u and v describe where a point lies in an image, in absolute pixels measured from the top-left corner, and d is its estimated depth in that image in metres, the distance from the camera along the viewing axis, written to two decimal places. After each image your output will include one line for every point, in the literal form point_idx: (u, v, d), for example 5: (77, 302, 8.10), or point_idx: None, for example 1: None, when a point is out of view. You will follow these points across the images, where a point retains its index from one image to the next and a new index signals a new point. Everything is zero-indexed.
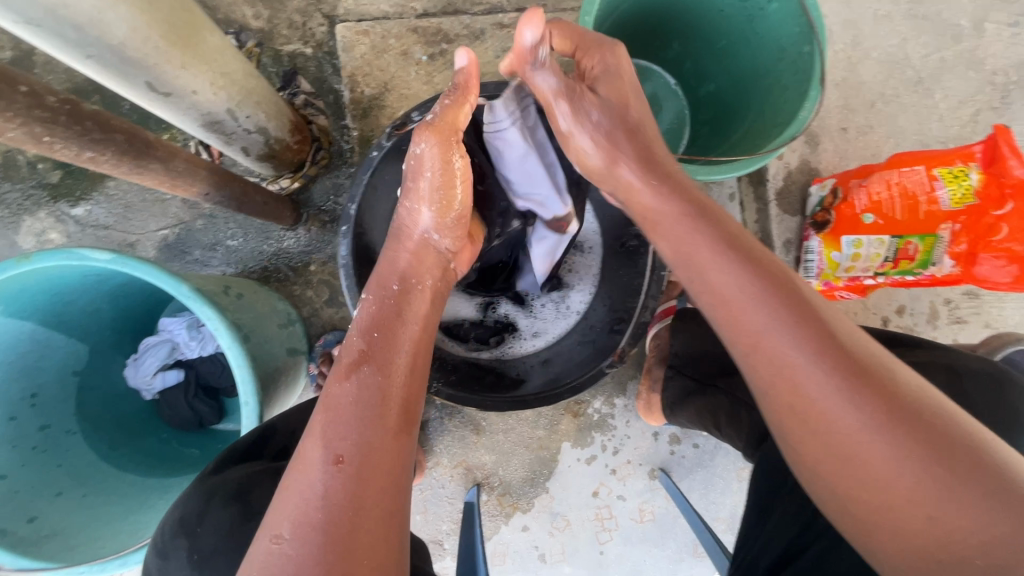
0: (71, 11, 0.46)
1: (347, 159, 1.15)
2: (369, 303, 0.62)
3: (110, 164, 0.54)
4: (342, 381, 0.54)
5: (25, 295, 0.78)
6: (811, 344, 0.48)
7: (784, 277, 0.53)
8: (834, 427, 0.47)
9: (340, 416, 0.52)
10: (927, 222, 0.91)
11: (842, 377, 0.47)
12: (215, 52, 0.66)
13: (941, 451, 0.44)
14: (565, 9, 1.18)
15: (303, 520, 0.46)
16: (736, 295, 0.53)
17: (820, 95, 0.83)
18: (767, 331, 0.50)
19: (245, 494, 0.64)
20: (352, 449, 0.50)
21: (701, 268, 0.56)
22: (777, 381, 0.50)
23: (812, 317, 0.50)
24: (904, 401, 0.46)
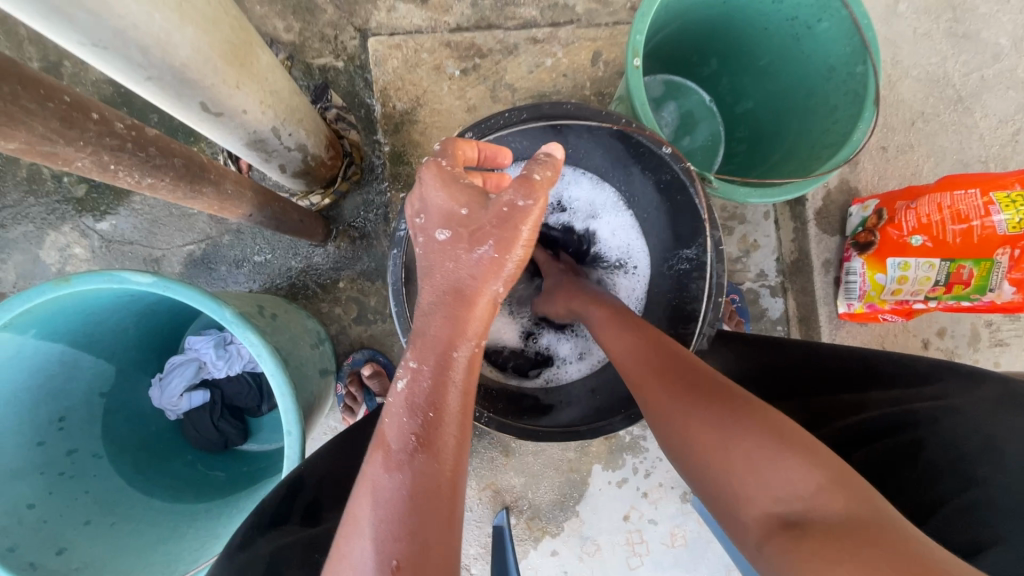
0: (139, 33, 0.44)
1: (377, 174, 1.13)
2: (415, 377, 0.52)
3: (168, 190, 0.52)
4: (389, 473, 0.48)
5: (59, 317, 0.75)
6: (658, 368, 0.63)
7: (659, 338, 0.69)
8: (683, 425, 0.57)
9: (393, 516, 0.47)
10: (982, 246, 0.88)
11: (676, 387, 0.60)
12: (265, 71, 0.64)
13: (759, 431, 0.52)
14: (599, 24, 1.16)
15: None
16: (607, 339, 0.72)
17: (875, 117, 0.81)
18: (631, 362, 0.67)
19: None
20: (408, 554, 0.45)
21: (593, 328, 0.76)
22: (646, 401, 0.63)
23: (667, 352, 0.65)
24: (736, 401, 0.56)
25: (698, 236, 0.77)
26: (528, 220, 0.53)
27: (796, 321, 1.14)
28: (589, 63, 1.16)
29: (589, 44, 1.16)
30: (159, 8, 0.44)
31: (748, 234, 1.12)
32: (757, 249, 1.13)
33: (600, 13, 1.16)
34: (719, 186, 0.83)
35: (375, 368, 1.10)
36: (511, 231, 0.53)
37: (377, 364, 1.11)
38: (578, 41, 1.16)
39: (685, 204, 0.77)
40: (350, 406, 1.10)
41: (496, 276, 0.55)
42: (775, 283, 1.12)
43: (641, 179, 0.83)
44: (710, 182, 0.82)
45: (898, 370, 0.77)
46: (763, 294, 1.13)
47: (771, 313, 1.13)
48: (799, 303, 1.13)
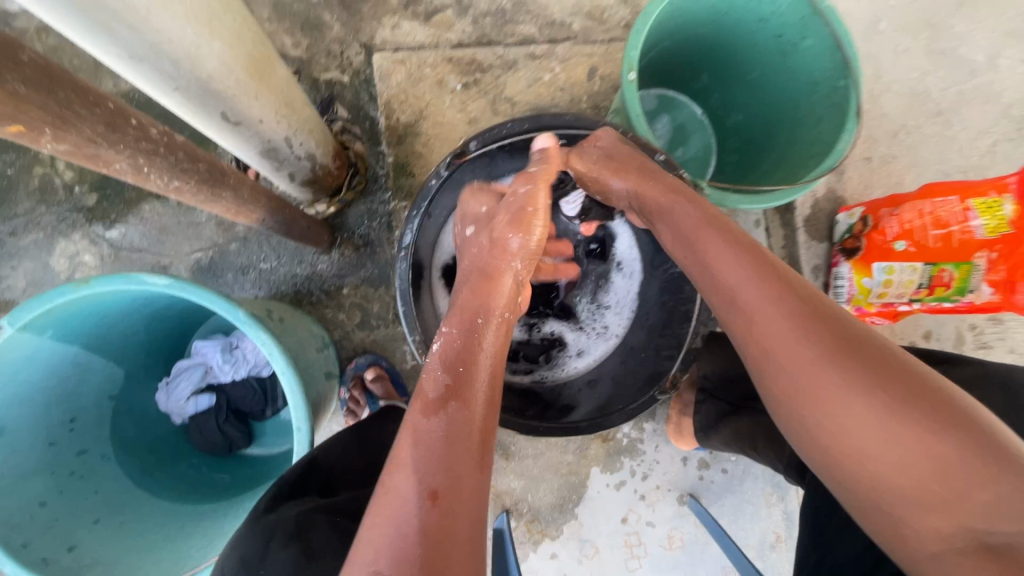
0: (173, 47, 0.47)
1: (381, 184, 1.17)
2: (451, 338, 0.64)
3: (192, 193, 0.55)
4: (428, 415, 0.54)
5: (75, 319, 0.77)
6: (790, 313, 0.55)
7: (783, 271, 0.59)
8: (821, 388, 0.51)
9: (432, 449, 0.51)
10: (961, 249, 0.92)
11: (851, 373, 0.50)
12: (281, 83, 0.68)
13: (918, 406, 0.48)
14: (595, 41, 1.21)
15: (404, 556, 0.45)
16: (740, 287, 0.59)
17: (857, 128, 0.86)
18: (751, 306, 0.58)
19: (304, 532, 0.61)
20: (446, 484, 0.49)
21: (714, 257, 0.62)
22: (768, 352, 0.56)
23: (797, 293, 0.57)
24: (888, 365, 0.50)
25: None
26: (536, 201, 0.74)
27: None
28: (585, 77, 1.21)
29: (585, 60, 1.21)
30: (192, 23, 0.47)
31: None
32: None
33: (595, 31, 1.21)
34: (712, 193, 0.87)
35: (379, 372, 1.12)
36: (524, 213, 0.74)
37: (381, 369, 1.14)
38: (574, 57, 1.21)
39: None
40: (354, 409, 1.12)
41: (517, 251, 0.73)
42: None
43: None
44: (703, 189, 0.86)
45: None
46: None
47: None
48: None
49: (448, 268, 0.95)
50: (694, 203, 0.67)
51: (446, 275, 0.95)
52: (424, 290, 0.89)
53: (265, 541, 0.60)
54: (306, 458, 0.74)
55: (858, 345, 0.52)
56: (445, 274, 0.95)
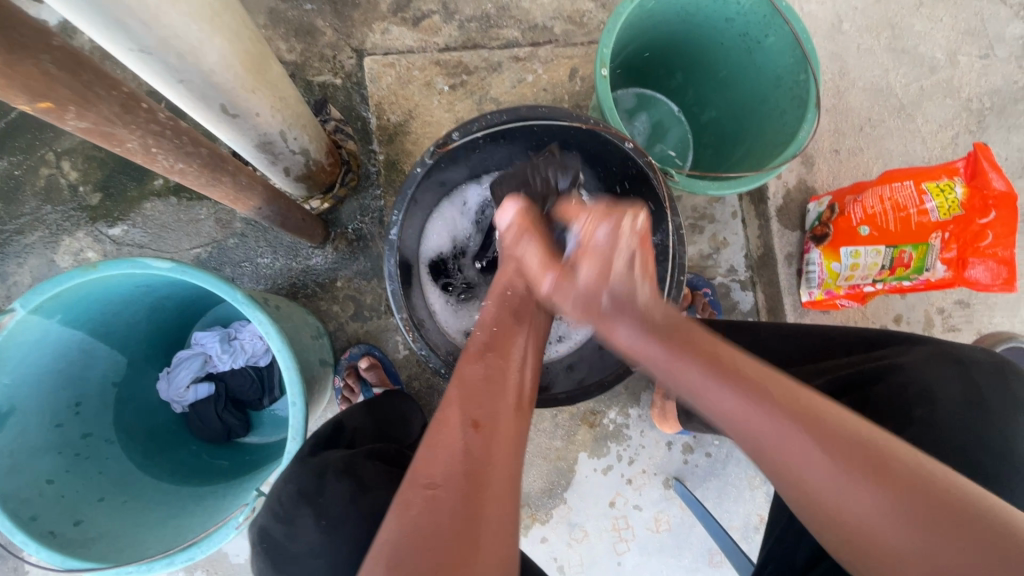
0: (179, 42, 0.53)
1: (373, 181, 1.22)
2: (489, 308, 0.69)
3: (193, 176, 0.60)
4: (472, 363, 0.61)
5: (81, 304, 0.82)
6: (781, 428, 0.50)
7: (777, 387, 0.52)
8: (829, 500, 0.48)
9: (475, 387, 0.58)
10: (919, 232, 0.97)
11: (875, 502, 0.46)
12: (276, 79, 0.73)
13: (921, 505, 0.45)
14: (575, 44, 1.28)
15: (452, 469, 0.50)
16: (728, 414, 0.53)
17: (816, 118, 0.91)
18: (767, 435, 0.51)
19: (354, 469, 0.66)
20: (488, 416, 0.55)
21: (681, 379, 0.56)
22: (771, 463, 0.51)
23: (775, 400, 0.51)
24: (883, 464, 0.47)
25: (662, 222, 0.85)
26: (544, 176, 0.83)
27: (764, 311, 1.23)
28: (567, 78, 1.27)
29: (567, 62, 1.27)
30: (197, 20, 0.53)
31: (717, 231, 1.22)
32: (726, 245, 1.22)
33: (576, 34, 1.28)
34: (682, 180, 0.92)
35: (372, 361, 1.16)
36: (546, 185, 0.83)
37: (374, 358, 1.18)
38: (556, 59, 1.27)
39: (649, 193, 0.86)
40: (349, 397, 1.17)
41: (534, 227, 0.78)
42: (745, 277, 1.23)
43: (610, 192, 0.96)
44: (673, 177, 0.91)
45: (848, 340, 0.81)
46: (733, 287, 1.22)
47: (741, 305, 1.23)
48: (766, 294, 1.22)
49: (435, 264, 1.00)
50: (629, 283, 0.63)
51: (434, 271, 1.00)
52: (415, 280, 0.93)
53: (319, 476, 0.65)
54: (331, 421, 0.76)
55: (872, 466, 0.47)
56: (433, 270, 1.00)
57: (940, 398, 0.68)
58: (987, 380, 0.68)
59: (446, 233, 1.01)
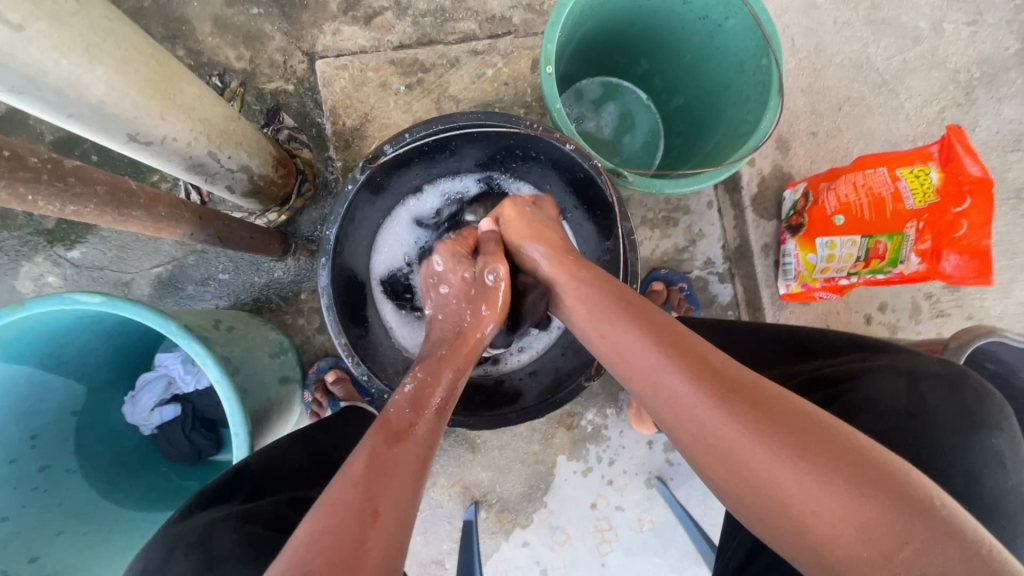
0: (50, 78, 0.50)
1: (332, 189, 1.19)
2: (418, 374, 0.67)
3: (95, 215, 0.58)
4: (389, 445, 0.55)
5: (22, 340, 0.81)
6: (711, 393, 0.52)
7: (686, 343, 0.58)
8: (726, 440, 0.50)
9: (380, 471, 0.52)
10: (894, 220, 0.93)
11: (766, 440, 0.48)
12: (191, 100, 0.69)
13: (835, 461, 0.46)
14: (536, 33, 1.22)
15: (335, 560, 0.45)
16: (645, 359, 0.59)
17: (779, 106, 0.86)
18: (662, 372, 0.56)
19: (206, 540, 0.61)
20: (388, 503, 0.50)
21: (613, 334, 0.63)
22: (708, 438, 0.52)
23: (697, 355, 0.57)
24: (782, 411, 0.50)
25: (612, 227, 0.84)
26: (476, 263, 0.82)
27: (744, 305, 1.18)
28: (528, 70, 1.22)
29: (528, 53, 1.22)
30: (66, 54, 0.50)
31: (692, 224, 1.16)
32: (702, 237, 1.17)
33: (536, 23, 1.22)
34: (636, 180, 0.86)
35: (339, 375, 1.14)
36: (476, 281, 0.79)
37: (342, 371, 1.16)
38: (517, 51, 1.21)
39: (600, 197, 0.83)
40: (316, 412, 1.14)
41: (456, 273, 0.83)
42: (723, 269, 1.18)
43: (558, 183, 0.92)
44: (625, 177, 0.86)
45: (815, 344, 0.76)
46: (710, 280, 1.17)
47: (720, 298, 1.17)
48: (745, 287, 1.17)
49: (388, 280, 0.97)
50: (610, 288, 0.68)
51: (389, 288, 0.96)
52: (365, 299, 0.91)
53: (167, 550, 0.61)
54: (233, 466, 0.74)
55: (761, 406, 0.50)
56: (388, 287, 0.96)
57: (882, 411, 0.64)
58: (935, 394, 0.63)
59: (398, 247, 0.98)
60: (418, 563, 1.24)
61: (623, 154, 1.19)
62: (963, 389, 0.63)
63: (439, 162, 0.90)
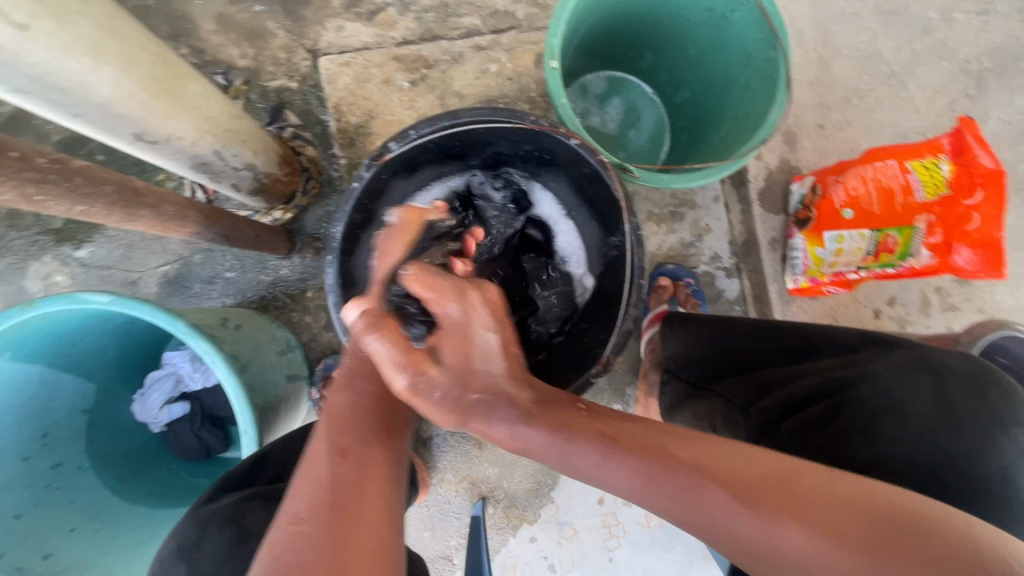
0: (57, 78, 0.50)
1: (337, 187, 1.19)
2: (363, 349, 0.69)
3: (101, 214, 0.58)
4: (335, 392, 0.61)
5: (33, 339, 0.82)
6: (703, 486, 0.48)
7: (648, 446, 0.53)
8: (743, 536, 0.46)
9: (340, 420, 0.56)
10: (904, 213, 0.93)
11: (787, 525, 0.44)
12: (197, 99, 0.69)
13: (859, 531, 0.42)
14: (540, 28, 1.21)
15: (318, 499, 0.48)
16: (621, 473, 0.53)
17: (787, 99, 0.85)
18: (648, 482, 0.51)
19: (239, 517, 0.66)
20: (354, 443, 0.54)
21: (575, 450, 0.56)
22: (734, 543, 0.47)
23: (673, 457, 0.51)
24: (783, 492, 0.46)
25: (618, 223, 0.83)
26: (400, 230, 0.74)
27: (751, 300, 1.17)
28: (533, 65, 1.21)
29: (532, 48, 1.21)
30: (72, 53, 0.50)
31: (699, 218, 1.16)
32: (709, 232, 1.16)
33: (540, 17, 1.21)
34: (641, 175, 0.86)
35: None
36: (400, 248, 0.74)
37: None
38: (521, 46, 1.21)
39: (606, 192, 0.82)
40: (324, 407, 1.16)
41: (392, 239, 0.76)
42: (729, 264, 1.16)
43: (560, 187, 0.95)
44: (631, 172, 0.86)
45: (825, 343, 0.75)
46: (717, 275, 1.16)
47: (727, 293, 1.16)
48: (752, 282, 1.16)
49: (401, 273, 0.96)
50: (533, 396, 0.61)
51: None
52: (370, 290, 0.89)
53: (199, 530, 0.65)
54: (255, 454, 0.77)
55: (759, 491, 0.46)
56: None
57: (914, 416, 0.65)
58: (960, 390, 0.65)
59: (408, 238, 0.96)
60: (426, 558, 1.24)
61: (628, 149, 1.18)
62: (987, 386, 0.65)
63: (444, 158, 0.90)
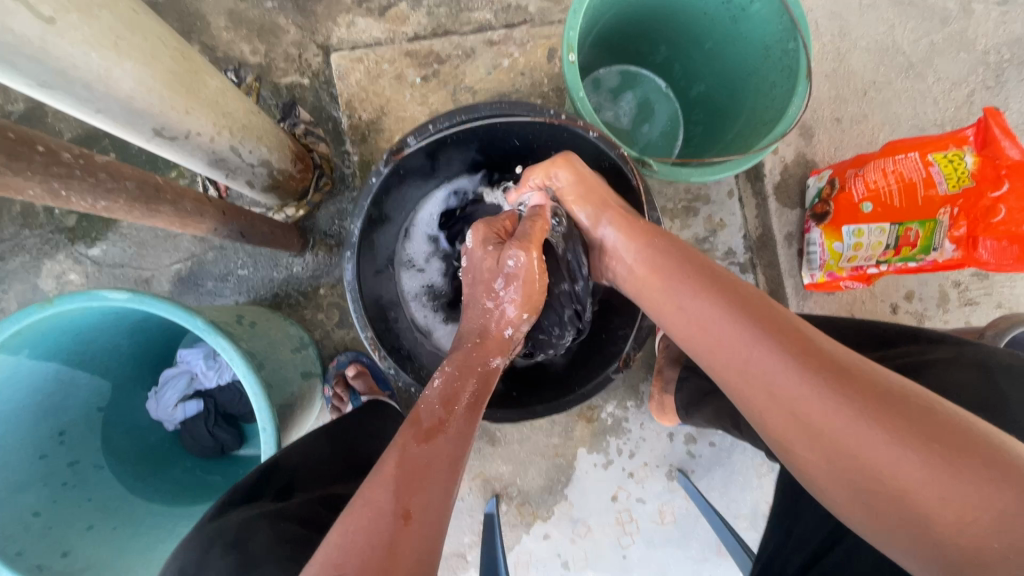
0: (80, 72, 0.50)
1: (349, 183, 1.18)
2: (443, 378, 0.68)
3: (123, 211, 0.58)
4: (417, 443, 0.57)
5: (49, 337, 0.81)
6: (783, 356, 0.53)
7: (750, 301, 0.59)
8: (792, 400, 0.51)
9: (413, 470, 0.54)
10: (925, 207, 0.92)
11: (829, 398, 0.49)
12: (215, 94, 0.69)
13: (903, 419, 0.46)
14: (552, 22, 1.20)
15: (369, 560, 0.46)
16: (697, 313, 0.61)
17: (808, 91, 0.83)
18: (719, 335, 0.58)
19: (244, 541, 0.60)
20: (421, 505, 0.51)
21: (674, 294, 0.64)
22: (797, 414, 0.51)
23: (773, 323, 0.56)
24: (855, 373, 0.50)
25: (639, 218, 0.82)
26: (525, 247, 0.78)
27: (766, 295, 1.15)
28: (545, 59, 1.20)
29: (544, 42, 1.20)
30: (96, 47, 0.49)
31: (713, 213, 1.14)
32: (723, 227, 1.15)
33: (552, 11, 1.20)
34: (659, 168, 0.86)
35: (359, 369, 1.14)
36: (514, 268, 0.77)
37: (362, 365, 1.16)
38: (533, 40, 1.20)
39: (627, 187, 0.81)
40: (338, 406, 1.15)
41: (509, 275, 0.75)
42: (743, 259, 1.14)
43: None
44: (649, 165, 0.85)
45: (863, 337, 0.76)
46: (732, 271, 1.15)
47: None
48: (767, 277, 1.15)
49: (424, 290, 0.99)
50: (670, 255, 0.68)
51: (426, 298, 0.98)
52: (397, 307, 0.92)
53: (204, 550, 0.59)
54: (264, 463, 0.74)
55: (828, 368, 0.50)
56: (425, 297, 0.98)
57: (960, 403, 0.62)
58: (1012, 383, 0.62)
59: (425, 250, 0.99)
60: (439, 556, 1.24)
61: (642, 144, 1.17)
62: None
63: (457, 156, 0.90)
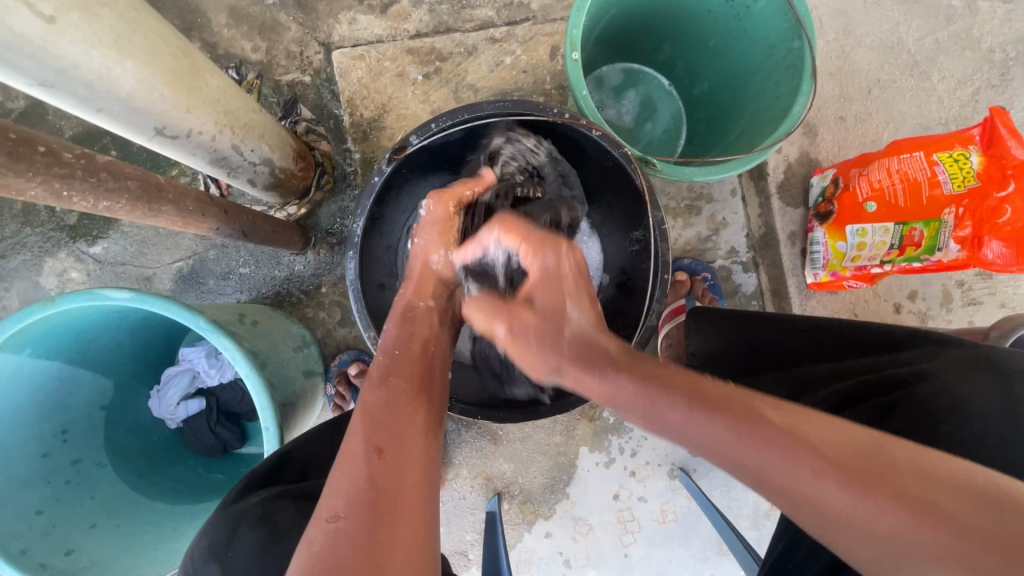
0: (82, 71, 0.49)
1: (350, 182, 1.18)
2: (392, 329, 0.64)
3: (125, 211, 0.58)
4: (374, 390, 0.55)
5: (51, 336, 0.81)
6: (776, 452, 0.46)
7: (704, 390, 0.50)
8: (800, 496, 0.45)
9: (382, 415, 0.53)
10: (930, 206, 0.92)
11: (834, 482, 0.43)
12: (216, 93, 0.69)
13: (912, 496, 0.42)
14: (555, 19, 1.19)
15: (355, 502, 0.46)
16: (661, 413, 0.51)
17: (812, 89, 0.83)
18: (695, 438, 0.49)
19: (270, 517, 0.61)
20: (391, 441, 0.51)
21: (620, 389, 0.54)
22: (795, 501, 0.45)
23: (747, 416, 0.48)
24: (845, 453, 0.44)
25: (643, 217, 0.82)
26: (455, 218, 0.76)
27: (769, 294, 1.15)
28: (547, 57, 1.19)
29: (547, 39, 1.19)
30: (97, 46, 0.49)
31: (716, 212, 1.14)
32: (726, 226, 1.14)
33: (555, 8, 1.19)
34: (663, 167, 0.85)
35: (361, 368, 1.14)
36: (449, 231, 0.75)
37: (364, 364, 1.16)
38: (535, 37, 1.19)
39: (630, 186, 0.81)
40: (340, 404, 1.16)
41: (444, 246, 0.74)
42: (747, 259, 1.15)
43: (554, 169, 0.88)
44: (653, 164, 0.85)
45: (871, 338, 0.74)
46: (735, 270, 1.14)
47: (744, 288, 1.15)
48: (770, 276, 1.15)
49: None
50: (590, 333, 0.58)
51: None
52: None
53: (231, 527, 0.60)
54: (278, 451, 0.73)
55: (811, 446, 0.45)
56: None
57: (972, 410, 0.63)
58: None
59: None
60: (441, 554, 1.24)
61: (645, 142, 1.16)
62: None
63: (460, 155, 0.89)
